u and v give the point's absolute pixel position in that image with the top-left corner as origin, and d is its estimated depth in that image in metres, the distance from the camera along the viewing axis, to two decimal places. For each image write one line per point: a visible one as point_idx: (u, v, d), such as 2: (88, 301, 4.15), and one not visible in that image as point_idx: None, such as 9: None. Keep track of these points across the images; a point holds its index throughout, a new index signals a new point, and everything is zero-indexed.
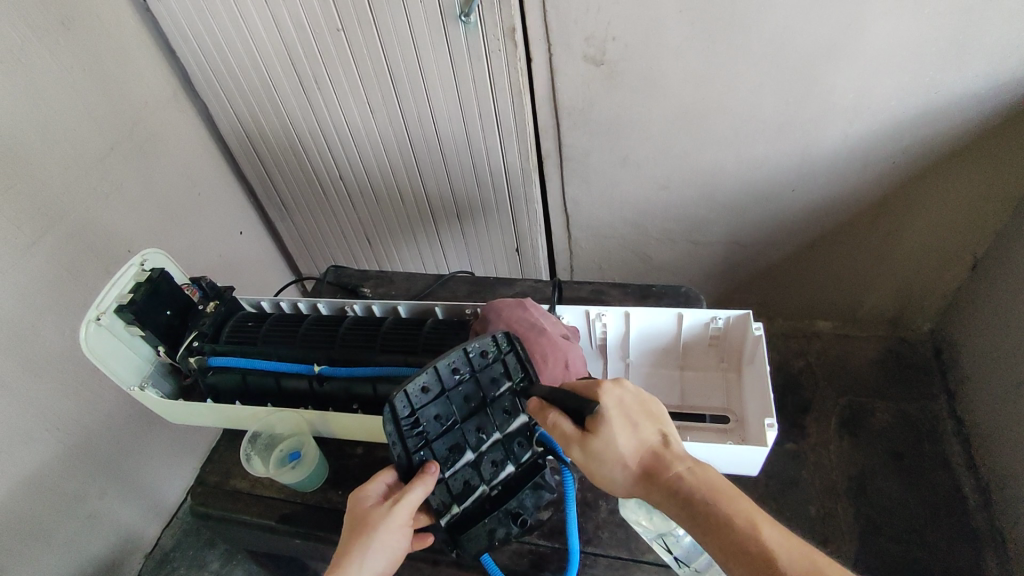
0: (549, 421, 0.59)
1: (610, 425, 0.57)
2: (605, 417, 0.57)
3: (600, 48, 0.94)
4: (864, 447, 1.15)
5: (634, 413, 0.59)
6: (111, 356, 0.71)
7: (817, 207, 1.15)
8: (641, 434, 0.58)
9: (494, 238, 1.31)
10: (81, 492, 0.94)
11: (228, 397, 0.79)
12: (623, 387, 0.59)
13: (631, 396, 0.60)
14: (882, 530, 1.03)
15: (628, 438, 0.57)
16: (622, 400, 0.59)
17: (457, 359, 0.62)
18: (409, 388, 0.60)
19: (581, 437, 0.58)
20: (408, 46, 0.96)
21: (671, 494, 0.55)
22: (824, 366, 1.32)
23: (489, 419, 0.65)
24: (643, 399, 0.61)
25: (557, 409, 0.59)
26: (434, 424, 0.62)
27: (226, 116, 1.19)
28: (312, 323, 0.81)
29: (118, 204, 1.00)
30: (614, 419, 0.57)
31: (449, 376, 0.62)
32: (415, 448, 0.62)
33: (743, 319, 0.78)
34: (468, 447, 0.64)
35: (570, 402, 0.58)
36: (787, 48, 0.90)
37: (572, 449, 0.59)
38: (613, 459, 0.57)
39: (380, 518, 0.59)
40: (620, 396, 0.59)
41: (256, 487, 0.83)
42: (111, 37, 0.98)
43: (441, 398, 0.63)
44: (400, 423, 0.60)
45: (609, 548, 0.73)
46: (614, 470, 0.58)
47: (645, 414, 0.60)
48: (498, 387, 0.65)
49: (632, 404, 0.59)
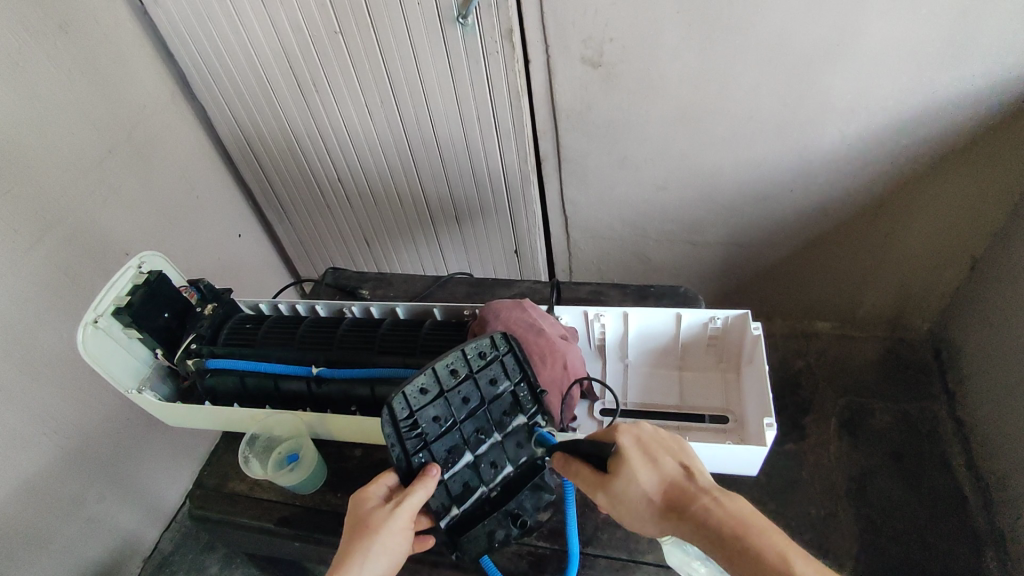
0: (573, 470, 0.63)
1: (626, 463, 0.59)
2: (621, 456, 0.59)
3: (598, 50, 0.94)
4: (864, 448, 1.15)
5: (652, 449, 0.60)
6: (108, 358, 0.71)
7: (815, 208, 1.15)
8: (662, 468, 0.59)
9: (493, 239, 1.31)
10: (77, 495, 0.94)
11: (225, 399, 0.78)
12: (639, 426, 0.62)
13: (648, 434, 0.62)
14: (883, 530, 1.04)
15: (649, 473, 0.59)
16: (638, 439, 0.61)
17: (455, 360, 0.63)
18: (407, 390, 0.60)
19: (602, 479, 0.60)
20: (406, 50, 0.97)
21: (696, 527, 0.55)
22: (824, 366, 1.33)
23: (488, 418, 0.65)
24: (663, 436, 0.62)
25: (579, 457, 0.63)
26: (434, 425, 0.62)
27: (223, 118, 1.18)
28: (310, 325, 0.80)
29: (116, 207, 1.00)
30: (631, 457, 0.59)
31: (448, 377, 0.63)
32: (414, 450, 0.61)
33: (741, 319, 0.77)
34: (467, 448, 0.64)
35: (589, 447, 0.61)
36: (783, 51, 0.91)
37: (599, 495, 0.61)
38: (636, 497, 0.58)
39: (382, 520, 0.59)
40: (637, 435, 0.61)
41: (255, 489, 0.82)
42: (112, 43, 0.99)
43: (440, 400, 0.63)
44: (399, 426, 0.60)
45: (609, 549, 0.73)
46: (640, 508, 0.59)
47: (665, 450, 0.61)
48: (496, 387, 0.66)
49: (649, 440, 0.61)
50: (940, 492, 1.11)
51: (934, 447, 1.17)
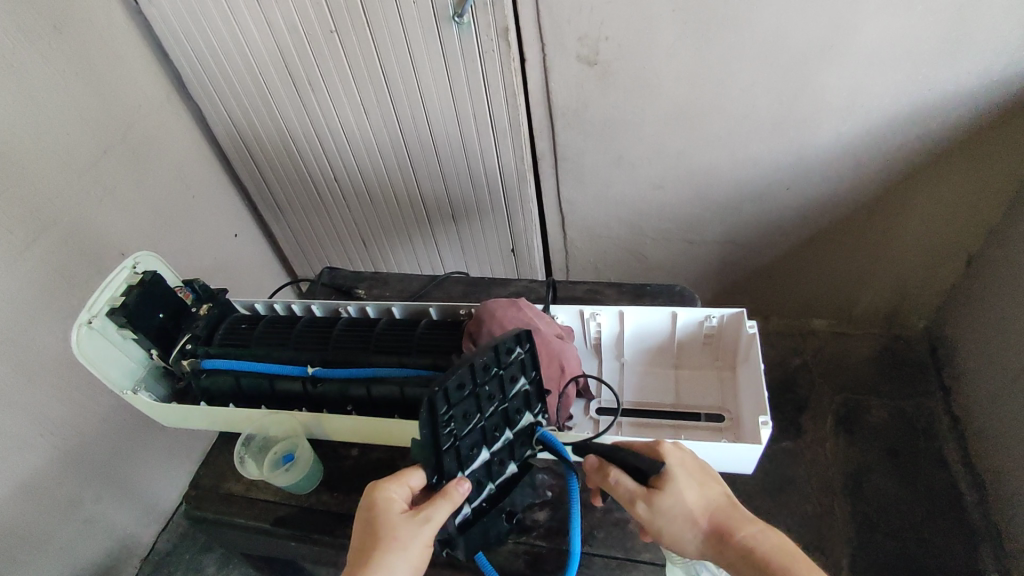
0: (610, 479, 0.61)
1: (677, 483, 0.59)
2: (673, 475, 0.59)
3: (594, 48, 0.94)
4: (861, 444, 1.18)
5: (697, 473, 0.61)
6: (102, 358, 0.71)
7: (812, 206, 1.15)
8: (707, 493, 0.60)
9: (489, 237, 1.30)
10: (73, 496, 0.93)
11: (221, 399, 0.77)
12: (683, 447, 0.62)
13: (691, 457, 0.62)
14: (879, 527, 1.06)
15: (696, 496, 0.59)
16: (683, 459, 0.61)
17: (490, 355, 0.59)
18: (449, 387, 0.55)
19: (647, 493, 0.59)
20: (402, 47, 0.96)
21: (745, 554, 0.57)
22: (820, 364, 1.34)
23: (505, 415, 0.64)
24: (701, 461, 0.63)
25: (617, 467, 0.61)
26: (463, 423, 0.59)
27: (219, 118, 1.18)
28: (306, 325, 0.80)
29: (111, 207, 1.00)
30: (681, 478, 0.59)
31: (482, 373, 0.59)
32: (444, 449, 0.58)
33: (737, 317, 0.77)
34: (484, 445, 0.62)
35: (633, 459, 0.60)
36: (779, 49, 0.91)
37: (636, 507, 0.59)
38: (682, 517, 0.59)
39: (409, 534, 0.57)
40: (681, 455, 0.61)
41: (252, 489, 0.81)
42: (106, 43, 0.98)
43: (472, 397, 0.59)
44: (436, 424, 0.56)
45: (605, 548, 0.73)
46: (683, 528, 0.59)
47: (707, 475, 0.62)
48: (516, 384, 0.63)
49: (693, 463, 0.62)
50: (935, 490, 1.12)
51: (929, 444, 1.18)
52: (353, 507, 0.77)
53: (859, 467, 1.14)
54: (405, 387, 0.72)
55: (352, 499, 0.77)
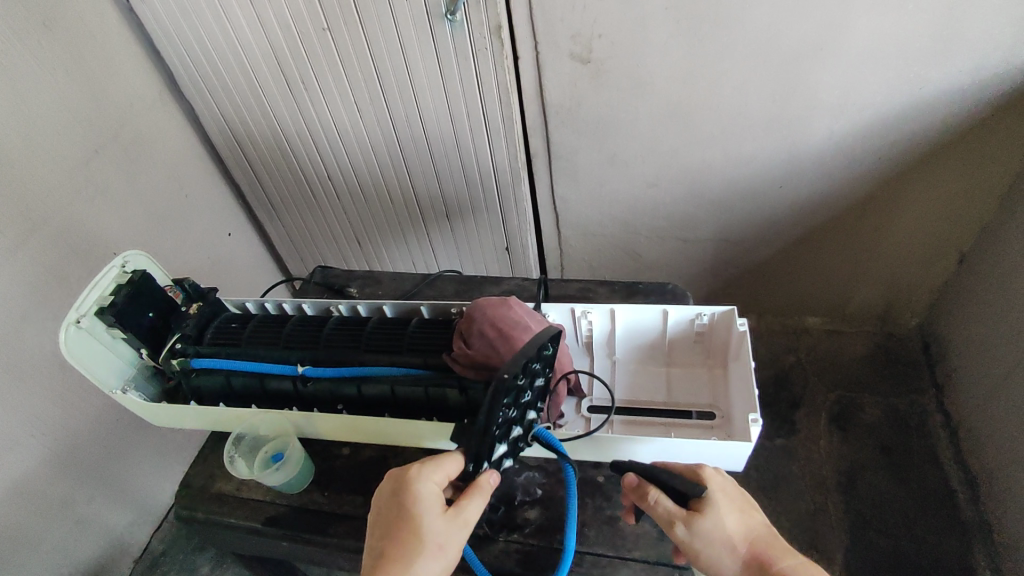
0: (649, 500, 0.61)
1: (718, 509, 0.60)
2: (713, 499, 0.60)
3: (587, 46, 0.94)
4: (855, 443, 1.20)
5: (736, 500, 0.63)
6: (91, 359, 0.70)
7: (804, 204, 1.15)
8: (745, 521, 0.62)
9: (484, 236, 1.30)
10: (64, 496, 0.93)
11: (211, 399, 0.77)
12: (724, 475, 0.64)
13: (730, 484, 0.64)
14: (871, 524, 1.08)
15: (735, 523, 0.61)
16: (723, 484, 0.63)
17: (540, 349, 0.60)
18: (513, 375, 0.55)
19: (686, 516, 0.60)
20: (395, 46, 0.96)
21: None
22: (814, 363, 1.35)
23: (528, 411, 0.64)
24: (738, 489, 0.65)
25: (657, 487, 0.62)
26: (506, 413, 0.59)
27: (212, 117, 1.18)
28: (296, 324, 0.79)
29: (103, 207, 1.00)
30: (722, 504, 0.61)
31: (530, 365, 0.59)
32: (488, 437, 0.57)
33: (727, 316, 0.77)
34: (507, 440, 0.62)
35: (676, 482, 0.61)
36: (774, 46, 0.90)
37: (676, 529, 0.60)
38: (722, 543, 0.60)
39: (449, 535, 0.57)
40: (721, 480, 0.63)
41: (243, 489, 0.81)
42: (97, 42, 0.98)
43: (518, 388, 0.59)
44: (494, 411, 0.56)
45: (595, 546, 0.71)
46: (722, 555, 0.60)
47: (745, 503, 0.63)
48: (542, 381, 0.64)
49: (732, 490, 0.63)
50: (928, 488, 1.14)
51: (922, 443, 1.19)
52: (344, 506, 0.76)
53: (852, 466, 1.16)
54: (395, 386, 0.72)
55: (343, 499, 0.77)
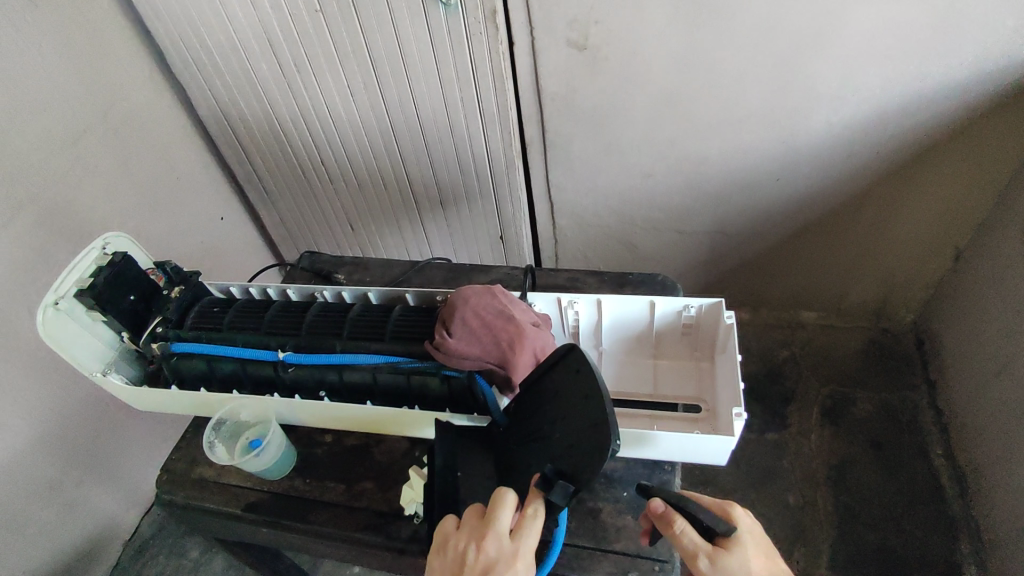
0: (675, 530, 0.58)
1: (744, 549, 0.58)
2: (740, 538, 0.59)
3: (584, 33, 0.92)
4: (845, 437, 1.25)
5: (760, 545, 0.61)
6: (70, 341, 0.70)
7: (801, 196, 1.14)
8: (768, 567, 0.60)
9: (477, 224, 1.29)
10: (51, 478, 0.93)
11: (192, 383, 0.77)
12: (749, 517, 0.62)
13: (755, 528, 0.62)
14: (860, 517, 1.15)
15: (759, 567, 0.59)
16: (750, 527, 0.61)
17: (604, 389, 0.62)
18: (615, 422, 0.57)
19: (711, 551, 0.58)
20: (388, 28, 0.94)
21: None
22: (809, 357, 1.37)
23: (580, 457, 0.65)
24: (761, 535, 0.63)
25: (685, 518, 0.59)
26: None
27: (203, 97, 1.15)
28: (279, 309, 0.78)
29: (93, 189, 0.99)
30: (748, 546, 0.59)
31: None
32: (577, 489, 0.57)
33: (715, 308, 0.76)
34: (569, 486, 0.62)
35: (705, 515, 0.59)
36: (772, 37, 0.89)
37: (699, 563, 0.58)
38: None
39: None
40: (749, 523, 0.61)
41: (224, 475, 0.80)
42: (87, 23, 0.96)
43: None
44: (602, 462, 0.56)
45: (575, 538, 0.70)
46: None
47: (766, 550, 0.62)
48: None
49: (757, 534, 0.62)
50: (917, 483, 1.18)
51: (913, 437, 1.23)
52: (325, 493, 0.76)
53: (842, 459, 1.22)
54: (377, 373, 0.72)
55: (324, 486, 0.77)
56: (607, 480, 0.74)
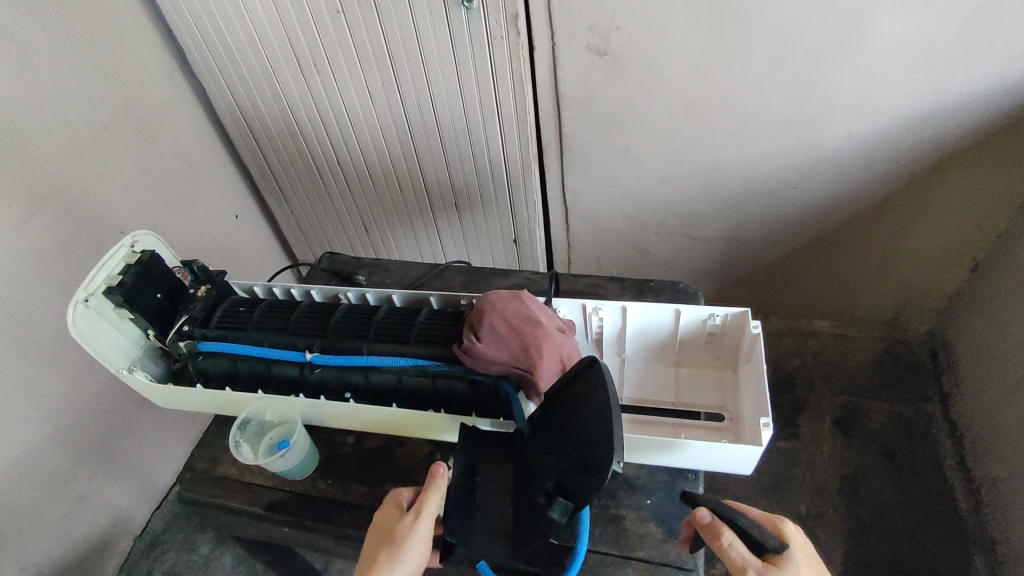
0: (722, 542, 0.58)
1: (796, 566, 0.58)
2: (792, 555, 0.59)
3: (605, 38, 0.92)
4: (857, 447, 1.25)
5: (809, 562, 0.61)
6: (98, 338, 0.70)
7: (817, 206, 1.14)
8: None
9: (492, 227, 1.30)
10: (69, 472, 0.94)
11: (217, 381, 0.78)
12: (799, 534, 0.62)
13: (803, 545, 0.62)
14: (871, 529, 1.16)
15: None
16: (801, 544, 0.62)
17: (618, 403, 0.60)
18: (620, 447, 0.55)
19: (760, 565, 0.58)
20: (410, 31, 0.94)
21: None
22: (820, 366, 1.37)
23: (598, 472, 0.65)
24: (810, 552, 0.63)
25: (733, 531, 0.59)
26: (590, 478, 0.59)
27: (222, 96, 1.16)
28: (305, 310, 0.79)
29: (114, 187, 1.00)
30: (800, 563, 0.59)
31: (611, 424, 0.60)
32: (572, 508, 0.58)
33: (740, 317, 0.76)
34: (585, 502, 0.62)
35: (755, 530, 0.59)
36: (795, 43, 0.89)
37: None
38: None
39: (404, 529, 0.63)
40: (800, 540, 0.62)
41: (245, 474, 0.80)
42: (110, 20, 0.96)
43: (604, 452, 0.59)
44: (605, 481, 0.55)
45: (599, 544, 0.70)
46: None
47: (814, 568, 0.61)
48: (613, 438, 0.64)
49: (805, 552, 0.61)
50: (930, 495, 1.18)
51: (925, 449, 1.23)
52: (347, 494, 0.76)
53: (854, 470, 1.22)
54: (402, 376, 0.72)
55: (346, 487, 0.77)
56: (630, 487, 0.74)
